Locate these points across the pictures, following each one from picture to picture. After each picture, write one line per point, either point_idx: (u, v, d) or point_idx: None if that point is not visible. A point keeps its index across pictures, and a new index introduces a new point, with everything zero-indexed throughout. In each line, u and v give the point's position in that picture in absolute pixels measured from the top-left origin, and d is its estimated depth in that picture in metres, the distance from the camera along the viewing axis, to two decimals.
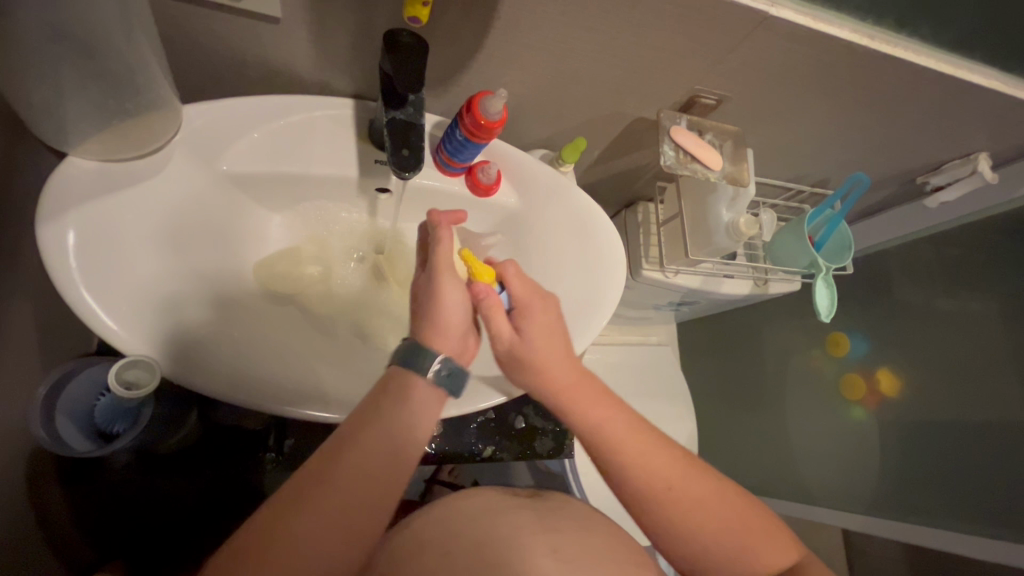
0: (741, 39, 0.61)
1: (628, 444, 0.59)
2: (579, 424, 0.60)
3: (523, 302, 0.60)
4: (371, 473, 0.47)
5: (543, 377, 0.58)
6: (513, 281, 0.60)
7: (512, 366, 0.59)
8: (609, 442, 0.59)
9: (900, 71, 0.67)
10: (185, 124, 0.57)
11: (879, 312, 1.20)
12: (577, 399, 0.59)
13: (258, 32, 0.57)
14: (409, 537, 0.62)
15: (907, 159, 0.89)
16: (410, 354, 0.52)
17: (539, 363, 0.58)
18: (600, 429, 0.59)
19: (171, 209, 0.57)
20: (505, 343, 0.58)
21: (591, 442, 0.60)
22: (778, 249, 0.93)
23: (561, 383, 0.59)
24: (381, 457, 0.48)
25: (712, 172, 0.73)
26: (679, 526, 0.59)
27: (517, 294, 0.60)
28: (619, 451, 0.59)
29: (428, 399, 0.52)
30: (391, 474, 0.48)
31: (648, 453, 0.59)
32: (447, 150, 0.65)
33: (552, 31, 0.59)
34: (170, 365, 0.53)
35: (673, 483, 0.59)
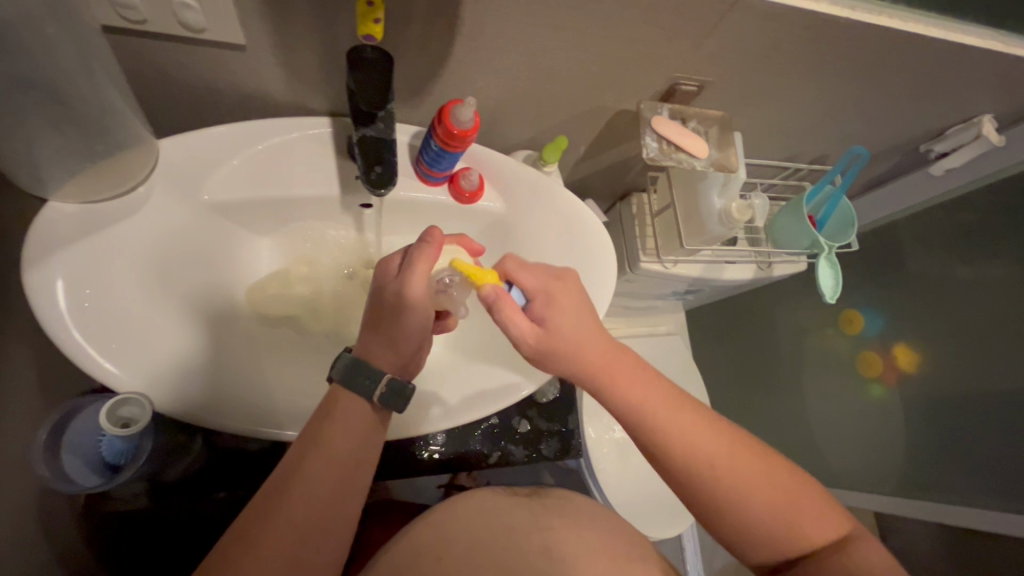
0: (713, 24, 0.59)
1: (662, 423, 0.56)
2: (623, 409, 0.57)
3: (540, 294, 0.56)
4: (318, 499, 0.52)
5: (581, 363, 0.56)
6: (520, 274, 0.57)
7: (547, 362, 0.57)
8: (646, 428, 0.56)
9: (887, 40, 0.65)
10: (161, 159, 0.58)
11: (894, 284, 1.17)
12: (615, 382, 0.57)
13: (226, 62, 0.57)
14: (411, 540, 0.63)
15: (909, 127, 0.85)
16: (352, 371, 0.55)
17: (573, 351, 0.56)
18: (641, 412, 0.56)
19: (157, 243, 0.58)
20: (533, 342, 0.55)
21: (628, 419, 0.57)
22: (778, 231, 0.90)
23: (596, 363, 0.56)
24: (326, 483, 0.53)
25: (698, 160, 0.71)
26: (721, 499, 0.54)
27: (530, 288, 0.57)
28: (656, 430, 0.56)
29: (367, 415, 0.56)
30: (336, 501, 0.53)
31: (686, 430, 0.55)
32: (426, 161, 0.65)
33: (519, 34, 0.58)
34: (166, 397, 0.54)
35: (710, 459, 0.55)
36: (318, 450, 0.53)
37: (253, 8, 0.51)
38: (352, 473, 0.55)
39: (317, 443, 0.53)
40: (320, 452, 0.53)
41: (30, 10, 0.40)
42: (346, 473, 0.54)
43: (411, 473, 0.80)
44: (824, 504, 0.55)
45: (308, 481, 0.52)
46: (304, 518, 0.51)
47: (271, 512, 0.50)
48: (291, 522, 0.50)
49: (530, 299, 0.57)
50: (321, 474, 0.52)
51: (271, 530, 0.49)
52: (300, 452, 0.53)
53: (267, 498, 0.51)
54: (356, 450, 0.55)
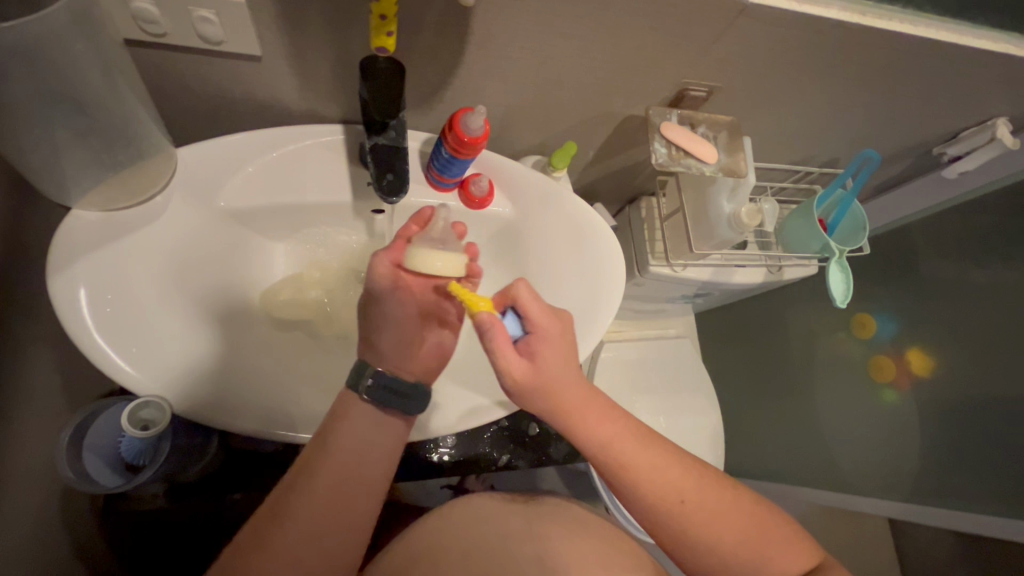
0: (722, 30, 0.59)
1: (634, 462, 0.55)
2: (590, 444, 0.56)
3: (537, 330, 0.55)
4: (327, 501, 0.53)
5: (554, 404, 0.55)
6: (530, 305, 0.55)
7: (522, 396, 0.55)
8: (617, 467, 0.55)
9: (897, 44, 0.64)
10: (180, 167, 0.59)
11: (908, 288, 1.16)
12: (588, 423, 0.55)
13: (243, 71, 0.58)
14: (415, 541, 0.64)
15: (921, 130, 0.85)
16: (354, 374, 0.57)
17: (553, 391, 0.54)
18: (609, 449, 0.56)
19: (175, 250, 0.59)
20: (518, 375, 0.52)
21: (597, 457, 0.56)
22: (787, 235, 0.90)
23: (570, 407, 0.55)
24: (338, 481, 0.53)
25: (707, 165, 0.71)
26: (688, 527, 0.55)
27: (533, 320, 0.55)
28: (627, 468, 0.55)
29: (376, 417, 0.56)
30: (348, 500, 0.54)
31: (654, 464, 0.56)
32: (436, 167, 0.66)
33: (528, 42, 0.59)
34: (184, 399, 0.55)
35: (681, 492, 0.55)
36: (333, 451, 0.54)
37: (269, 20, 0.52)
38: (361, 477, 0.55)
39: (326, 445, 0.54)
40: (332, 454, 0.54)
41: (58, 27, 0.41)
42: (360, 475, 0.55)
43: (420, 475, 0.81)
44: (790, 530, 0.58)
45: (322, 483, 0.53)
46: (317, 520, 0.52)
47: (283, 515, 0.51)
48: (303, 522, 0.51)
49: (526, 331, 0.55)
50: (335, 476, 0.53)
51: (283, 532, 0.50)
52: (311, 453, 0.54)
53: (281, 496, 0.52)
54: (367, 451, 0.55)
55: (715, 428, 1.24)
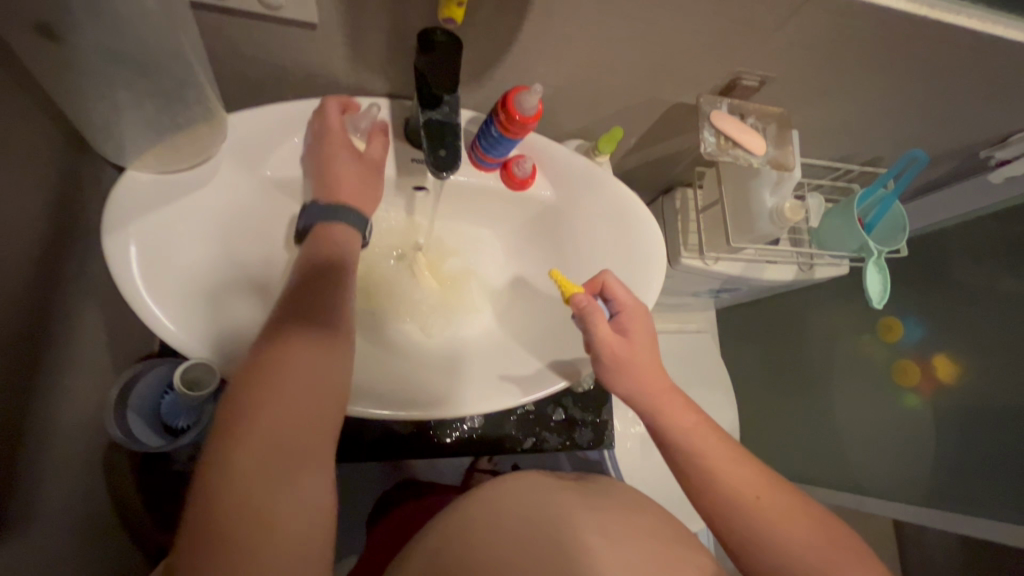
0: (786, 17, 0.58)
1: (705, 452, 0.61)
2: (667, 433, 0.62)
3: (627, 310, 0.62)
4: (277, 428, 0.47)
5: (637, 384, 0.62)
6: (616, 289, 0.63)
7: (610, 371, 0.62)
8: (689, 453, 0.61)
9: (963, 41, 0.63)
10: (231, 133, 0.59)
11: (940, 292, 1.14)
12: (666, 406, 0.63)
13: (297, 40, 0.58)
14: (468, 508, 0.65)
15: (970, 132, 0.83)
16: (328, 211, 0.59)
17: (637, 368, 0.62)
18: (686, 434, 0.62)
19: (221, 216, 0.59)
20: (612, 347, 0.60)
21: (674, 442, 0.62)
22: (824, 232, 0.89)
23: (652, 390, 0.62)
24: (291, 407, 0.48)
25: (754, 157, 0.69)
26: (744, 531, 0.58)
27: (621, 303, 0.63)
28: (700, 457, 0.61)
29: (320, 332, 0.52)
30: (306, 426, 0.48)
31: (724, 460, 0.61)
32: (481, 145, 0.65)
33: (586, 22, 0.58)
34: (228, 365, 0.56)
35: (754, 489, 0.59)
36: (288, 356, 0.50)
37: None
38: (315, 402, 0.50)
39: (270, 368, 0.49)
40: (283, 374, 0.49)
41: None
42: (319, 396, 0.49)
43: (447, 453, 0.81)
44: (858, 547, 0.57)
45: (281, 387, 0.48)
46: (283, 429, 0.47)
47: (227, 443, 0.45)
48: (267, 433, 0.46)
49: (615, 312, 0.63)
50: (297, 379, 0.49)
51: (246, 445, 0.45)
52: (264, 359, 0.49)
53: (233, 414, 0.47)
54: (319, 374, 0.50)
55: (731, 423, 1.24)
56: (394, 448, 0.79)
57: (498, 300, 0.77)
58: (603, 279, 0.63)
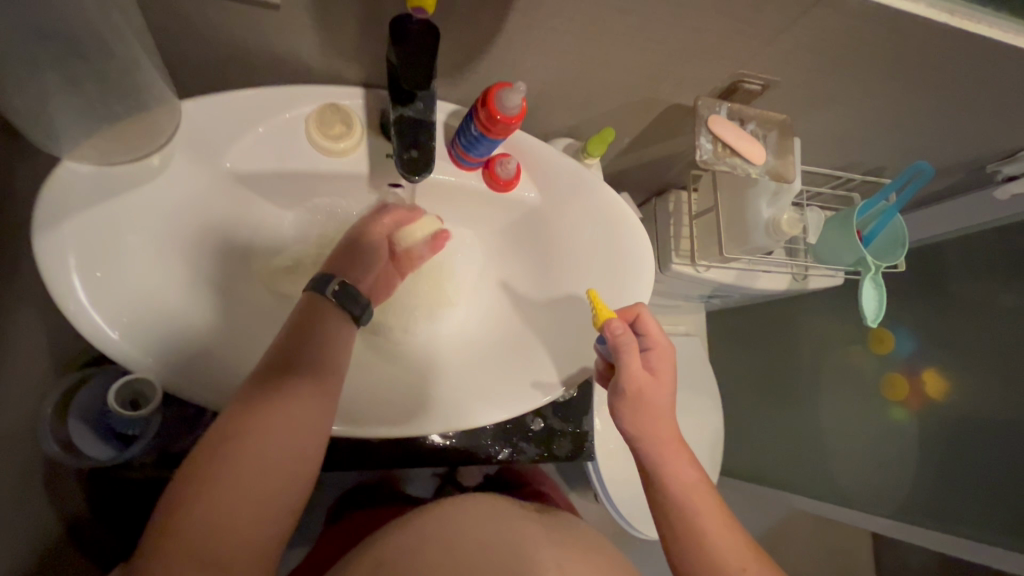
0: (794, 18, 0.53)
1: (700, 512, 0.59)
2: (662, 480, 0.60)
3: (657, 348, 0.61)
4: (248, 475, 0.45)
5: (649, 426, 0.60)
6: (649, 324, 0.61)
7: (626, 407, 0.60)
8: (683, 506, 0.59)
9: (981, 51, 0.58)
10: (184, 122, 0.54)
11: (937, 307, 1.11)
12: (672, 454, 0.60)
13: (259, 20, 0.53)
14: (427, 521, 0.62)
15: (980, 145, 0.79)
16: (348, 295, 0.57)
17: (651, 407, 0.60)
18: (688, 488, 0.60)
19: (171, 213, 0.55)
20: (639, 381, 0.59)
21: (672, 495, 0.60)
22: (820, 244, 0.86)
23: (662, 436, 0.60)
24: (273, 453, 0.47)
25: (754, 167, 0.65)
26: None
27: (652, 337, 0.61)
28: (691, 511, 0.59)
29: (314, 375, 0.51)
30: (283, 474, 0.47)
31: (717, 518, 0.59)
32: (461, 143, 0.61)
33: (578, 14, 0.53)
34: (175, 377, 0.52)
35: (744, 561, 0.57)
36: (272, 403, 0.48)
37: None
38: (290, 448, 0.48)
39: (250, 416, 0.47)
40: (255, 422, 0.47)
41: None
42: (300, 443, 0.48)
43: (418, 462, 0.78)
44: None
45: (261, 437, 0.47)
46: (256, 473, 0.46)
47: (189, 493, 0.43)
48: (241, 480, 0.45)
49: (645, 346, 0.62)
50: (269, 431, 0.47)
51: (221, 487, 0.44)
52: (251, 400, 0.48)
53: (203, 459, 0.45)
54: (302, 426, 0.49)
55: (715, 431, 1.21)
56: (362, 458, 0.76)
57: (476, 307, 0.73)
58: (638, 312, 0.61)
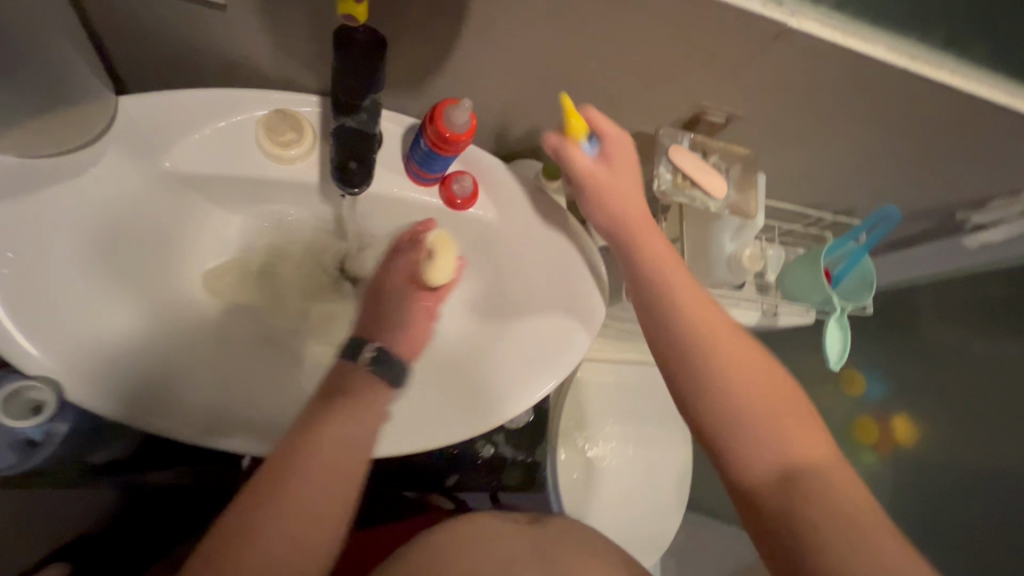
0: (753, 53, 0.52)
1: (775, 416, 0.50)
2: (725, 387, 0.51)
3: (612, 140, 0.56)
4: (308, 495, 0.45)
5: (680, 309, 0.55)
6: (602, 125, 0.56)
7: (609, 221, 0.57)
8: (743, 418, 0.50)
9: (944, 98, 0.58)
10: (120, 118, 0.52)
11: (907, 352, 1.15)
12: (721, 348, 0.53)
13: (207, 21, 0.51)
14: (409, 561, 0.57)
15: (951, 190, 0.79)
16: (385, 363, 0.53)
17: (674, 292, 0.56)
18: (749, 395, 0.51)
19: (101, 211, 0.52)
20: (591, 175, 0.56)
21: (730, 409, 0.51)
22: (788, 282, 0.84)
23: (712, 332, 0.54)
24: (335, 472, 0.47)
25: (715, 200, 0.63)
26: (790, 509, 0.46)
27: (603, 132, 0.57)
28: (757, 421, 0.50)
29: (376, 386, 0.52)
30: (346, 489, 0.48)
31: (742, 348, 0.53)
32: (416, 160, 0.59)
33: (533, 34, 0.52)
34: (83, 383, 0.49)
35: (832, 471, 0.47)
36: (331, 422, 0.48)
37: None
38: (349, 460, 0.48)
39: (307, 435, 0.47)
40: (319, 445, 0.47)
41: None
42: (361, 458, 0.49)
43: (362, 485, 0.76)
44: None
45: (322, 454, 0.47)
46: (319, 490, 0.46)
47: (253, 513, 0.43)
48: (308, 496, 0.45)
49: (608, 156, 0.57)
50: (330, 448, 0.47)
51: (276, 500, 0.44)
52: (303, 424, 0.48)
53: (260, 481, 0.45)
54: (363, 439, 0.49)
55: None
56: None
57: None
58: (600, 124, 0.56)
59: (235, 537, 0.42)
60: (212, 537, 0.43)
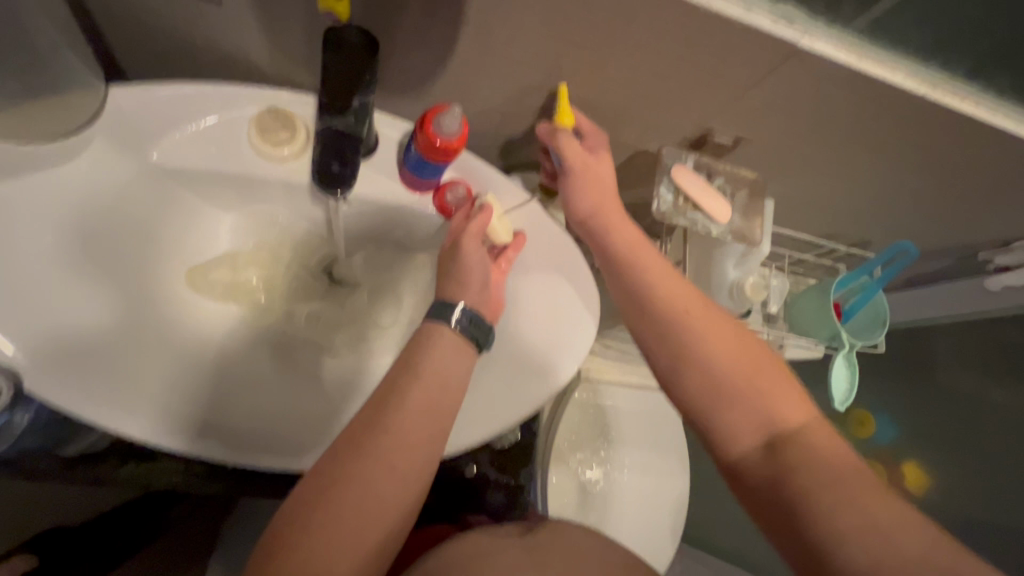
0: (762, 73, 0.50)
1: (761, 395, 0.48)
2: (701, 366, 0.50)
3: (593, 133, 0.57)
4: (393, 455, 0.43)
5: (654, 295, 0.53)
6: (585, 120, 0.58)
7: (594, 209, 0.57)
8: (726, 393, 0.49)
9: (968, 130, 0.55)
10: (107, 106, 0.51)
11: (925, 398, 1.09)
12: (704, 329, 0.51)
13: (201, 14, 0.50)
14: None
15: (972, 230, 0.75)
16: (475, 329, 0.51)
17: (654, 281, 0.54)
18: (732, 373, 0.49)
19: (82, 199, 0.51)
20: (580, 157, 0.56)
21: (709, 391, 0.49)
22: (795, 313, 0.80)
23: (691, 310, 0.52)
24: (417, 431, 0.45)
25: (716, 225, 0.61)
26: (809, 504, 0.42)
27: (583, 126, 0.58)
28: (742, 398, 0.48)
29: (463, 352, 0.50)
30: (425, 452, 0.45)
31: (745, 346, 0.50)
32: (409, 166, 0.57)
33: (532, 43, 0.50)
34: (43, 372, 0.47)
35: (833, 449, 0.45)
36: (414, 386, 0.46)
37: None
38: (435, 419, 0.46)
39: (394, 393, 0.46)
40: (400, 404, 0.45)
41: None
42: (438, 415, 0.46)
43: None
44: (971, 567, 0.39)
45: (402, 413, 0.45)
46: (396, 452, 0.44)
47: (331, 478, 0.42)
48: (383, 460, 0.43)
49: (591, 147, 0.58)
50: (413, 405, 0.45)
51: (369, 456, 0.43)
52: (389, 387, 0.46)
53: (343, 443, 0.44)
54: (445, 404, 0.47)
55: None
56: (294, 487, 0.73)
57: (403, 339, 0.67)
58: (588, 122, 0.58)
59: (303, 512, 0.41)
60: (289, 509, 0.41)
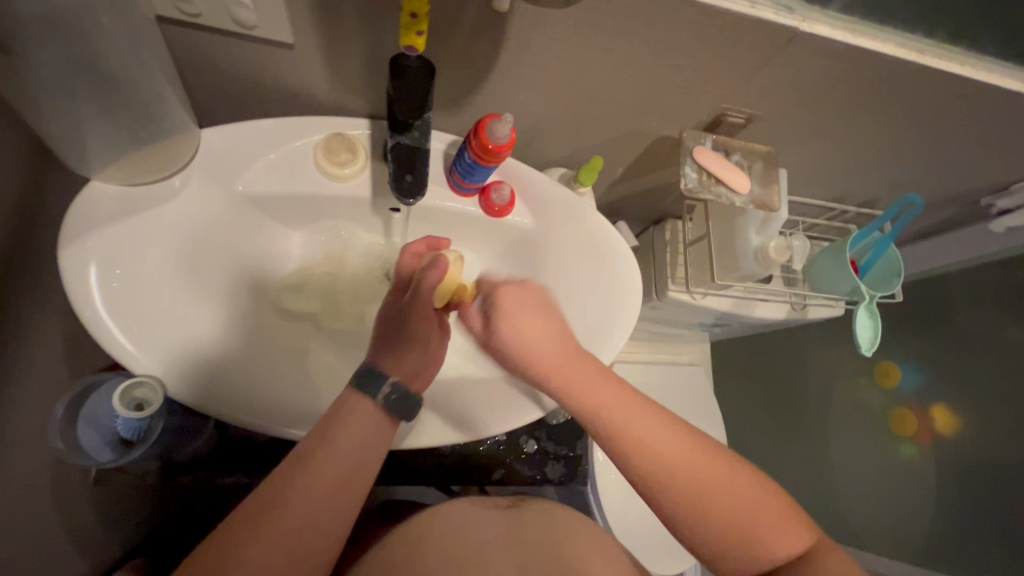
0: (767, 57, 0.57)
1: (656, 448, 0.50)
2: (598, 424, 0.52)
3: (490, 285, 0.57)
4: (294, 529, 0.46)
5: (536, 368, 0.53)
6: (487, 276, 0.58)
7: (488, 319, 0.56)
8: (626, 445, 0.51)
9: (958, 88, 0.61)
10: (202, 147, 0.59)
11: (944, 347, 1.14)
12: (594, 396, 0.52)
13: (273, 58, 0.58)
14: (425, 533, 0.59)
15: (970, 179, 0.81)
16: (403, 401, 0.53)
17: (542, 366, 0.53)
18: (622, 428, 0.51)
19: (187, 230, 0.58)
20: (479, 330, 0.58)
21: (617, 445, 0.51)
22: (815, 272, 0.86)
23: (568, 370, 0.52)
24: (317, 500, 0.47)
25: (738, 196, 0.68)
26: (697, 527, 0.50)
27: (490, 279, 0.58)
28: (645, 451, 0.50)
29: (376, 420, 0.52)
30: (327, 520, 0.47)
31: (628, 411, 0.51)
32: (458, 171, 0.64)
33: (564, 52, 0.57)
34: (174, 380, 0.55)
35: (716, 486, 0.50)
36: (316, 460, 0.48)
37: (302, 9, 0.52)
38: (343, 485, 0.49)
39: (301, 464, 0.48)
40: (302, 481, 0.47)
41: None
42: (348, 478, 0.49)
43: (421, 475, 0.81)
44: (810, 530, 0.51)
45: (306, 489, 0.47)
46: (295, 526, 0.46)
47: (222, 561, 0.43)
48: (276, 538, 0.45)
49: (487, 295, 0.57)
50: (314, 480, 0.47)
51: (265, 536, 0.44)
52: (290, 466, 0.48)
53: (236, 526, 0.45)
54: (354, 468, 0.50)
55: None
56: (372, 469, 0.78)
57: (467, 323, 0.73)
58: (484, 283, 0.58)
59: None
60: None
